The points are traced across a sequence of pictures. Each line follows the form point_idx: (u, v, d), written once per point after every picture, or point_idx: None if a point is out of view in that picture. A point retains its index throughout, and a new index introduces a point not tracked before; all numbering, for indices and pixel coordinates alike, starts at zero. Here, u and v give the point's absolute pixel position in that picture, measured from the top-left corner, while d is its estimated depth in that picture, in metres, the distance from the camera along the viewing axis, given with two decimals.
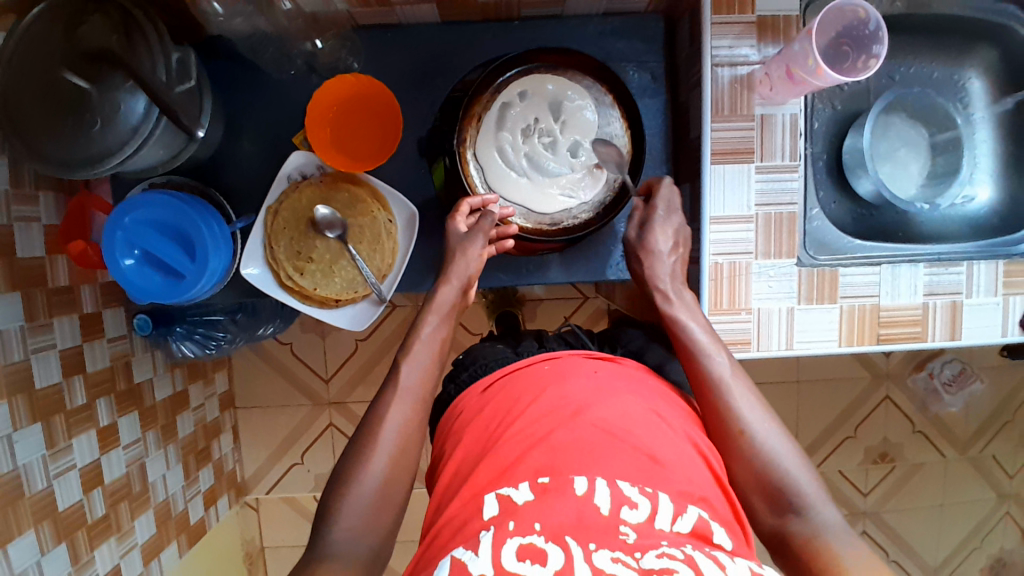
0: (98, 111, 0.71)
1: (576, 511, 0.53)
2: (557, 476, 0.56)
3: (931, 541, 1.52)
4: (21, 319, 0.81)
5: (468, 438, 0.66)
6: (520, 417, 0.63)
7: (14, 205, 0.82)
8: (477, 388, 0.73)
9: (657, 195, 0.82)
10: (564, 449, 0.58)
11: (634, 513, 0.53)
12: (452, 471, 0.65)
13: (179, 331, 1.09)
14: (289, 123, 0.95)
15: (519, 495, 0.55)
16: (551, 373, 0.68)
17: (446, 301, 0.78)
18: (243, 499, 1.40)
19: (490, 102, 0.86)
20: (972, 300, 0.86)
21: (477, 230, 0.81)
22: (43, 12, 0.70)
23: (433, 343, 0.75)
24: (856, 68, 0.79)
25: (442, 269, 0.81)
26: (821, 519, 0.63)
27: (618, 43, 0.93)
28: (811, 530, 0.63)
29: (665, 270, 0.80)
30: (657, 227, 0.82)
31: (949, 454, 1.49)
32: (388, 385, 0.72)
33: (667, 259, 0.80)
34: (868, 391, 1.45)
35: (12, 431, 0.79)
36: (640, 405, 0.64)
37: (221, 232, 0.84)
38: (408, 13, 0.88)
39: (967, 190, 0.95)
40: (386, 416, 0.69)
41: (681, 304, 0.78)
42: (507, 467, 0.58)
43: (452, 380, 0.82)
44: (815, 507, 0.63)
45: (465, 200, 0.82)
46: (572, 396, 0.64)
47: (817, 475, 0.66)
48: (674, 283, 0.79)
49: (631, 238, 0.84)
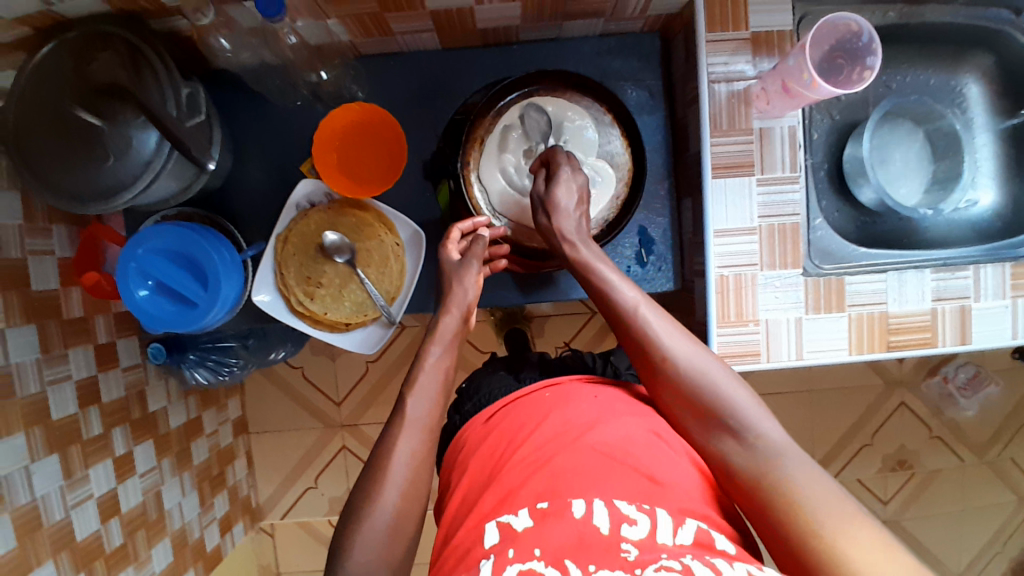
0: (112, 146, 0.73)
1: (576, 532, 0.54)
2: (556, 499, 0.57)
3: (952, 547, 1.50)
4: (36, 351, 0.83)
5: (473, 467, 0.67)
6: (523, 445, 0.64)
7: (28, 238, 0.84)
8: (480, 418, 0.73)
9: (556, 160, 0.81)
10: (564, 473, 0.59)
11: (634, 529, 0.54)
12: (458, 501, 0.66)
13: (193, 357, 1.10)
14: (296, 152, 0.97)
15: (519, 522, 0.57)
16: (554, 399, 0.69)
17: (448, 329, 0.78)
18: (258, 524, 1.40)
19: (491, 124, 0.88)
20: (980, 305, 0.85)
21: (470, 256, 0.83)
22: (54, 49, 0.72)
23: (436, 373, 0.75)
24: (852, 80, 0.80)
25: (442, 298, 0.81)
26: (762, 441, 0.62)
27: (615, 62, 0.94)
28: (758, 456, 0.62)
29: (570, 222, 0.78)
30: (563, 180, 0.80)
31: (966, 459, 1.47)
32: (395, 417, 0.71)
33: (570, 212, 0.79)
34: (882, 398, 1.44)
35: (29, 463, 0.80)
36: (640, 427, 0.65)
37: (230, 257, 0.86)
38: (409, 41, 0.90)
39: (970, 195, 0.95)
40: (395, 448, 0.68)
41: (587, 248, 0.78)
42: (509, 493, 0.60)
43: (456, 410, 0.82)
44: (755, 428, 0.63)
45: (456, 225, 0.85)
46: (576, 420, 0.65)
47: (754, 396, 0.66)
48: (578, 232, 0.78)
49: (538, 193, 0.82)
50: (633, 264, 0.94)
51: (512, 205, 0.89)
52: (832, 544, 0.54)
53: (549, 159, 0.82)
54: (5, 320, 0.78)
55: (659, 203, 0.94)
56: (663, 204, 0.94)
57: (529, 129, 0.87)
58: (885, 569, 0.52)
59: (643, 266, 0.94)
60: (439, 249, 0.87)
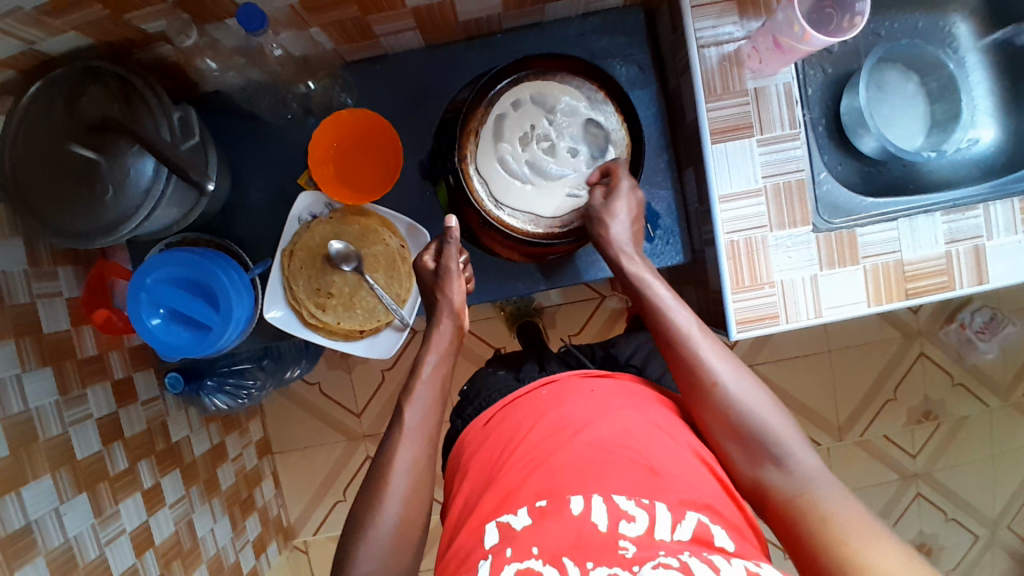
0: (109, 178, 0.72)
1: (575, 531, 0.56)
2: (555, 498, 0.60)
3: (986, 494, 1.48)
4: (55, 394, 0.83)
5: (473, 471, 0.70)
6: (522, 443, 0.67)
7: (35, 282, 0.83)
8: (481, 418, 0.76)
9: (619, 172, 0.84)
10: (562, 470, 0.61)
11: (631, 526, 0.56)
12: (461, 502, 0.68)
13: (211, 384, 1.11)
14: (291, 167, 0.97)
15: (519, 521, 0.59)
16: (551, 398, 0.71)
17: (443, 337, 0.79)
18: (291, 543, 1.40)
19: (485, 114, 0.87)
20: (994, 243, 0.84)
21: (446, 260, 0.80)
22: (40, 90, 0.71)
23: (435, 381, 0.75)
24: (842, 28, 0.80)
25: (433, 308, 0.82)
26: (803, 467, 0.65)
27: (602, 41, 0.93)
28: (796, 481, 0.65)
29: (622, 233, 0.81)
30: (623, 193, 0.82)
31: (991, 403, 1.46)
32: (393, 429, 0.71)
33: (625, 222, 0.81)
34: (902, 350, 1.43)
35: (59, 504, 0.79)
36: (638, 420, 0.67)
37: (239, 278, 0.85)
38: (393, 42, 0.90)
39: (971, 133, 0.94)
40: (394, 458, 0.68)
41: (637, 266, 0.79)
42: (509, 493, 0.62)
43: (460, 413, 0.85)
44: (794, 454, 0.66)
45: (427, 249, 0.84)
46: (572, 416, 0.67)
47: (794, 423, 0.68)
48: (629, 244, 0.80)
49: (596, 204, 0.83)
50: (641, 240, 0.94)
51: (545, 202, 0.87)
52: (858, 554, 0.57)
53: (612, 173, 0.85)
54: (21, 364, 0.78)
55: (660, 176, 0.94)
56: (664, 176, 0.94)
57: (590, 128, 0.87)
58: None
59: (651, 241, 0.94)
60: (415, 259, 0.86)
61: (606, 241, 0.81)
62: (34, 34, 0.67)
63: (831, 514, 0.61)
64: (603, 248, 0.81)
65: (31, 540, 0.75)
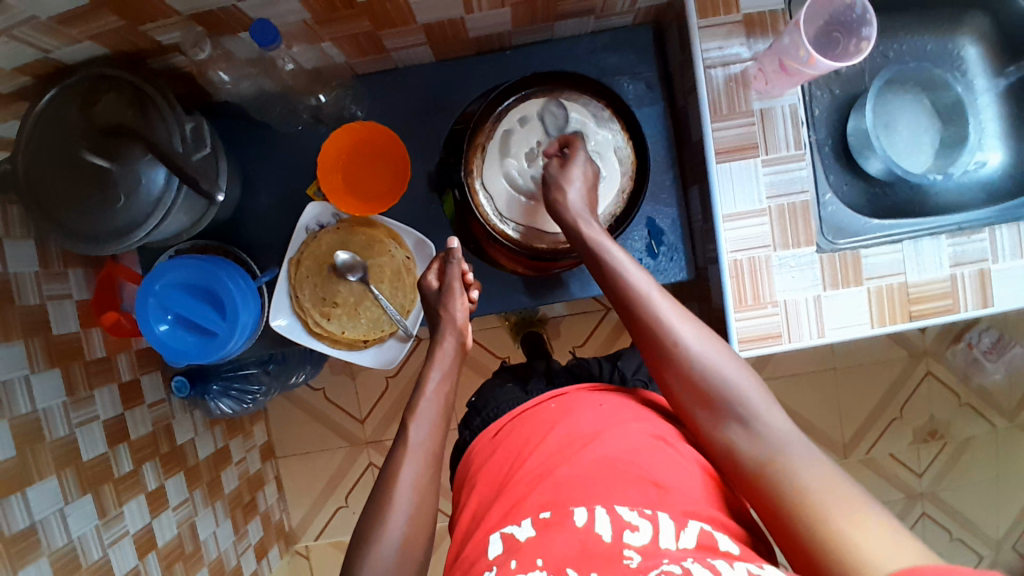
0: (121, 186, 0.73)
1: (578, 542, 0.56)
2: (558, 509, 0.60)
3: (992, 516, 1.47)
4: (62, 395, 0.84)
5: (482, 483, 0.70)
6: (531, 456, 0.67)
7: (45, 284, 0.85)
8: (489, 433, 0.77)
9: (575, 144, 0.85)
10: (568, 483, 0.62)
11: (636, 535, 0.56)
12: (470, 516, 0.69)
13: (216, 389, 1.12)
14: (301, 176, 0.98)
15: (522, 533, 0.59)
16: (558, 410, 0.71)
17: (447, 352, 0.80)
18: (292, 547, 1.41)
19: (493, 129, 0.90)
20: (1000, 266, 0.84)
21: (450, 280, 0.83)
22: (57, 95, 0.73)
23: (438, 398, 0.76)
24: (849, 52, 0.80)
25: (436, 324, 0.83)
26: (769, 429, 0.63)
27: (610, 58, 0.94)
28: (766, 446, 0.62)
29: (578, 200, 0.81)
30: (575, 165, 0.84)
31: (998, 424, 1.45)
32: (399, 445, 0.72)
33: (579, 190, 0.82)
34: (908, 369, 1.42)
35: (64, 505, 0.80)
36: (644, 433, 0.67)
37: (246, 285, 0.86)
38: (404, 56, 0.91)
39: (978, 156, 0.94)
40: (399, 473, 0.69)
41: (595, 229, 0.79)
42: (516, 504, 0.62)
43: (467, 427, 0.85)
44: (761, 416, 0.64)
45: (437, 255, 0.87)
46: (582, 430, 0.67)
47: (761, 381, 0.67)
48: (587, 211, 0.80)
49: (552, 170, 0.84)
50: (645, 257, 0.94)
51: None
52: (838, 532, 0.54)
53: (570, 144, 0.86)
54: (30, 365, 0.80)
55: (666, 193, 0.94)
56: (670, 193, 0.94)
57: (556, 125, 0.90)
58: (882, 547, 0.51)
59: (654, 257, 0.94)
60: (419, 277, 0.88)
61: (563, 208, 0.81)
62: (51, 43, 0.69)
63: (803, 486, 0.58)
64: (562, 215, 0.81)
65: (35, 541, 0.76)
